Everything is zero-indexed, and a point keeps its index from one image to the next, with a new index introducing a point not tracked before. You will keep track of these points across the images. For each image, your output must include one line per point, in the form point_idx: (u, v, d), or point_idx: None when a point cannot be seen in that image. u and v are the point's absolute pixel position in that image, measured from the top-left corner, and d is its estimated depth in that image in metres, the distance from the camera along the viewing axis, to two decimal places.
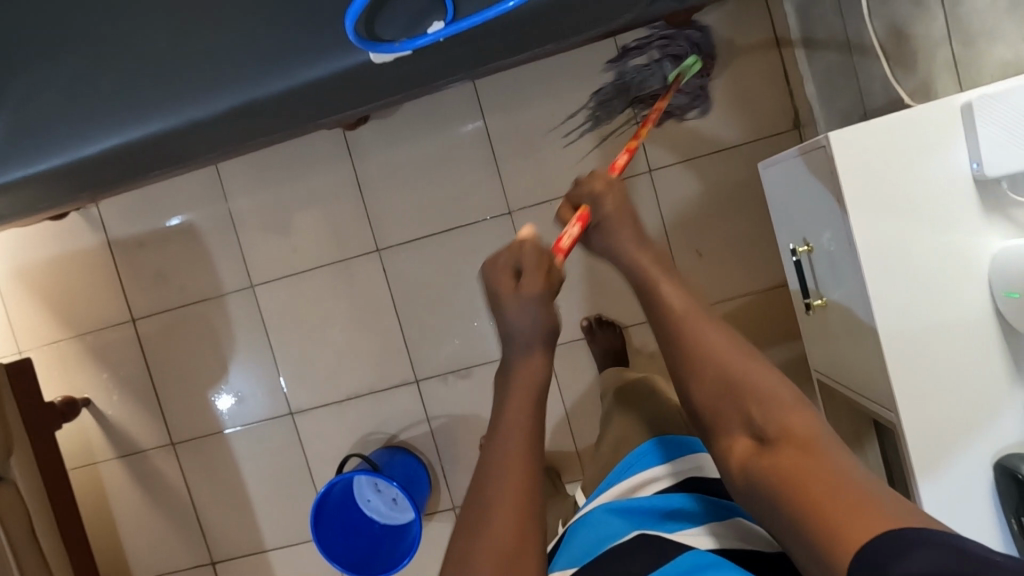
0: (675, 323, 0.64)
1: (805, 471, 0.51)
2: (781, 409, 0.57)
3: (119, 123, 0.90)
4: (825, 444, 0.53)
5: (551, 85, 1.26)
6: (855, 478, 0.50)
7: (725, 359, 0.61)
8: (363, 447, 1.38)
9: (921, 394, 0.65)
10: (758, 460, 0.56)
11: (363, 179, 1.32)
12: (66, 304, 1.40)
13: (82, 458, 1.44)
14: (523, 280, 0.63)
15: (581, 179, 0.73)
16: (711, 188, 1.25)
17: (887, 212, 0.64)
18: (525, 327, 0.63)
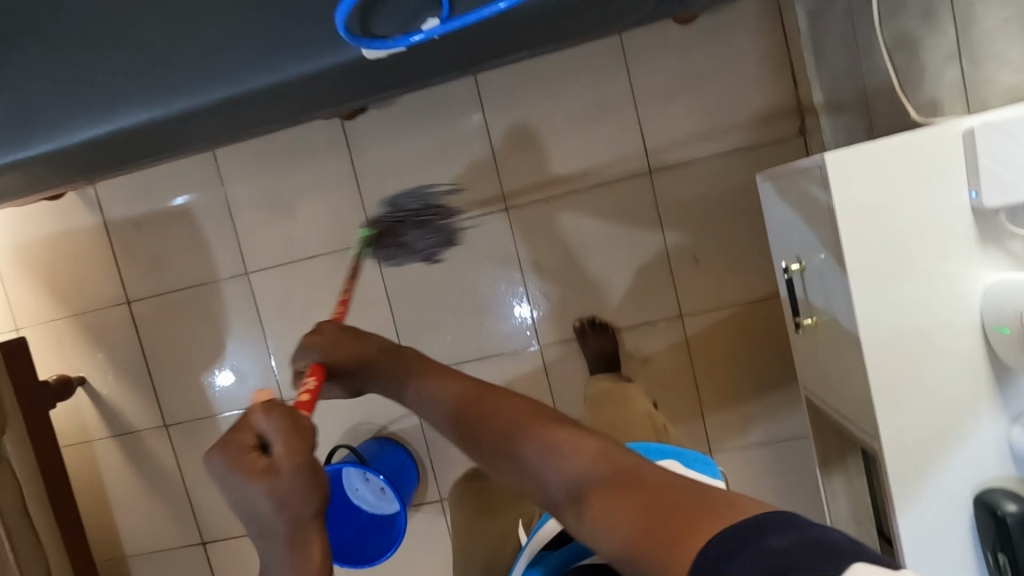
0: (459, 410, 0.59)
1: (639, 496, 0.45)
2: (586, 461, 0.50)
3: (110, 111, 0.89)
4: (639, 464, 0.48)
5: (553, 81, 1.24)
6: (676, 489, 0.45)
7: (516, 421, 0.55)
8: (352, 437, 1.39)
9: (904, 424, 0.64)
10: (576, 512, 0.49)
11: (360, 169, 1.31)
12: (62, 283, 1.40)
13: (77, 435, 1.46)
14: (277, 453, 0.51)
15: (308, 334, 0.74)
16: (711, 193, 1.23)
17: (880, 237, 0.62)
18: (287, 510, 0.50)
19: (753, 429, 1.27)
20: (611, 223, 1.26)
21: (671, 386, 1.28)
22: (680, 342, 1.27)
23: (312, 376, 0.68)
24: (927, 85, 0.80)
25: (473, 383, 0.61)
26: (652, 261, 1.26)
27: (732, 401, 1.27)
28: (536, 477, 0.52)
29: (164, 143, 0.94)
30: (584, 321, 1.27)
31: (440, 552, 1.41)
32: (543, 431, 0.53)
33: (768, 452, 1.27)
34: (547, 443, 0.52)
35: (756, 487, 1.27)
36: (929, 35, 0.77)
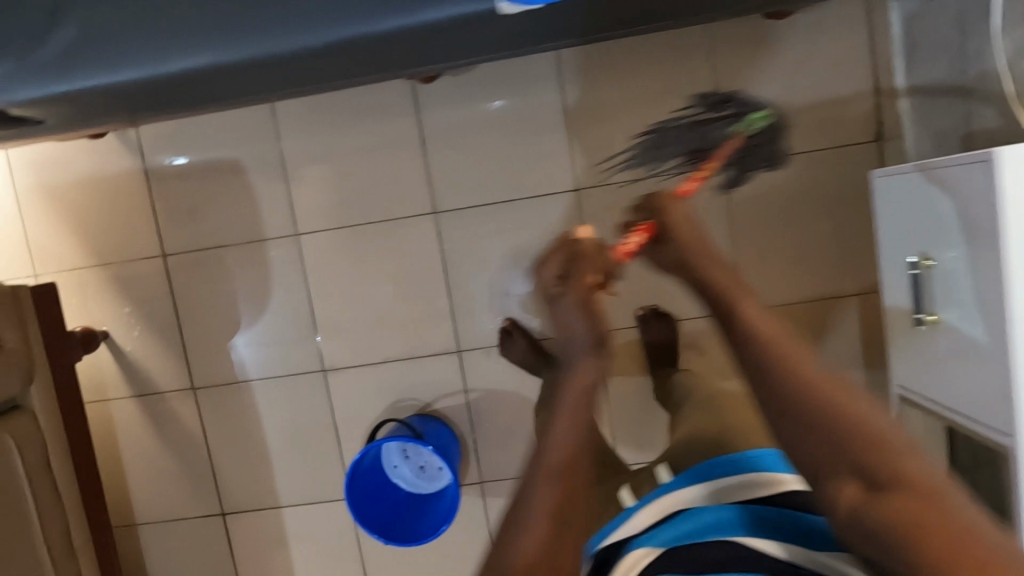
0: (756, 347, 0.64)
1: (927, 508, 0.48)
2: (874, 454, 0.53)
3: (218, 40, 0.83)
4: (936, 478, 0.51)
5: (637, 62, 1.22)
6: (963, 516, 0.47)
7: (821, 387, 0.58)
8: (395, 413, 1.35)
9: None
10: (857, 494, 0.53)
11: (428, 136, 1.26)
12: (92, 230, 1.32)
13: (94, 392, 1.37)
14: (570, 285, 0.76)
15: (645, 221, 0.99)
16: (785, 191, 1.23)
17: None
18: (574, 329, 0.72)
19: None
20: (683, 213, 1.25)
21: None
22: None
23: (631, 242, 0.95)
24: None
25: (776, 325, 0.67)
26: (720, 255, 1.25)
27: None
28: (805, 438, 0.57)
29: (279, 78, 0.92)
30: (647, 310, 1.26)
31: (476, 535, 1.38)
32: (828, 396, 0.57)
33: None
34: (829, 410, 0.56)
35: None
36: None
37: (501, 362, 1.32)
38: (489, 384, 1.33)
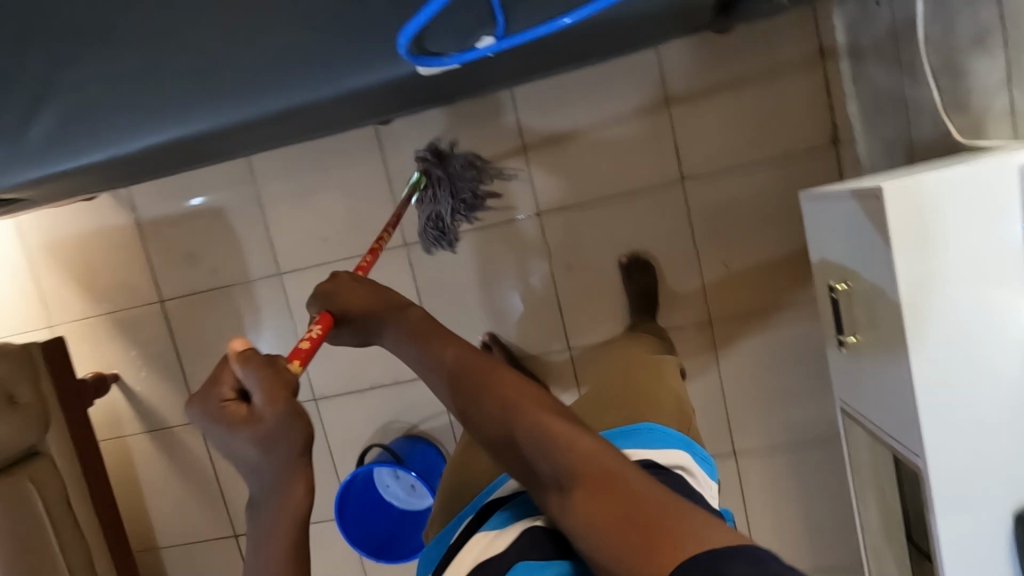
0: (497, 407, 0.60)
1: (613, 503, 0.51)
2: (569, 452, 0.55)
3: (168, 119, 0.88)
4: (625, 475, 0.53)
5: (587, 86, 1.24)
6: (664, 500, 0.50)
7: (553, 421, 0.58)
8: (384, 435, 1.42)
9: (949, 448, 0.66)
10: (558, 500, 0.55)
11: (393, 173, 1.32)
12: (96, 283, 1.42)
13: (110, 430, 1.49)
14: (258, 403, 0.56)
15: (321, 283, 0.78)
16: (742, 200, 1.24)
17: (934, 270, 0.64)
18: (273, 452, 0.56)
19: (778, 434, 1.30)
20: (641, 230, 1.28)
21: (700, 389, 1.31)
22: (709, 347, 1.29)
23: (318, 325, 0.73)
24: (976, 108, 0.81)
25: (528, 384, 0.62)
26: (682, 267, 1.28)
27: (761, 402, 1.30)
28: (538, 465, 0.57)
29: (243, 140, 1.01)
30: (631, 257, 1.27)
31: None
32: (552, 433, 0.57)
33: (791, 456, 1.30)
34: (568, 443, 0.56)
35: (776, 489, 1.32)
36: (981, 56, 0.78)
37: None
38: None
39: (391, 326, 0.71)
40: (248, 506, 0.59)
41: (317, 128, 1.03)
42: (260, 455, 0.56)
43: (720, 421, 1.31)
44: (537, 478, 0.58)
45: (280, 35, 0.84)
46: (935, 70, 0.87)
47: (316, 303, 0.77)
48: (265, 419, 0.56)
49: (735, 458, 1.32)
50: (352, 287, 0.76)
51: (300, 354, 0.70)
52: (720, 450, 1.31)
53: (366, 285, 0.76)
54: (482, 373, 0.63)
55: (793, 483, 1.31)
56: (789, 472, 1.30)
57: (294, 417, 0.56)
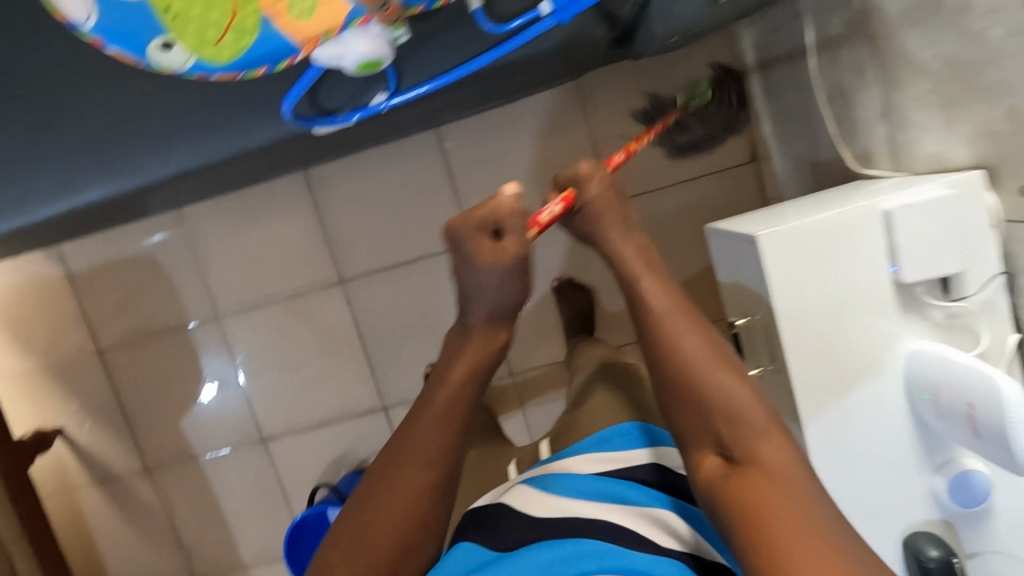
0: (678, 348, 0.61)
1: (766, 497, 0.52)
2: (753, 434, 0.56)
3: (46, 196, 0.82)
4: (791, 472, 0.53)
5: (510, 116, 1.25)
6: (807, 511, 0.51)
7: (733, 388, 0.58)
8: (336, 470, 1.42)
9: (839, 480, 0.69)
10: (717, 467, 0.57)
11: (325, 211, 1.32)
12: (31, 338, 1.40)
13: (59, 484, 1.47)
14: (510, 239, 0.65)
15: (570, 167, 0.72)
16: (669, 220, 1.26)
17: (812, 312, 0.66)
18: (504, 292, 0.66)
19: None
20: (574, 254, 1.28)
21: None
22: None
23: (561, 202, 0.69)
24: (862, 138, 0.83)
25: (712, 338, 0.61)
26: (616, 288, 1.29)
27: None
28: (708, 433, 0.58)
29: (139, 204, 0.95)
30: (564, 280, 1.28)
31: None
32: (733, 400, 0.57)
33: None
34: (743, 411, 0.57)
35: None
36: (861, 89, 0.80)
37: None
38: None
39: (605, 232, 0.69)
40: (402, 419, 0.66)
41: (216, 185, 0.98)
42: (495, 285, 0.65)
43: None
44: (697, 440, 0.59)
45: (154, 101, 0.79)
46: (827, 99, 0.89)
47: (562, 182, 0.73)
48: (504, 257, 0.65)
49: None
50: (603, 186, 0.70)
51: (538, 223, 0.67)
52: None
53: (612, 190, 0.70)
54: (664, 315, 0.62)
55: None
56: None
57: (504, 273, 0.65)
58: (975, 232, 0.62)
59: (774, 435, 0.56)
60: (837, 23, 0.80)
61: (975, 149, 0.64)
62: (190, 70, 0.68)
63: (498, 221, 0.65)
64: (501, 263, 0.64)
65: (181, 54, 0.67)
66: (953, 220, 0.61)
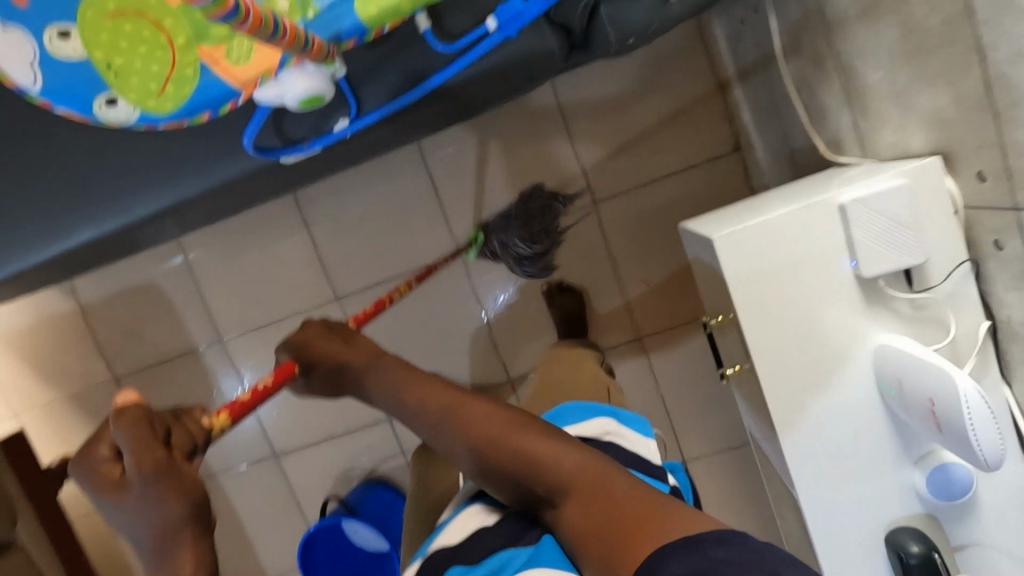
0: (468, 432, 0.62)
1: (595, 501, 0.54)
2: (555, 465, 0.57)
3: (38, 241, 0.87)
4: (607, 475, 0.56)
5: (487, 124, 1.25)
6: (633, 493, 0.53)
7: (522, 437, 0.60)
8: (346, 481, 1.46)
9: (817, 478, 0.68)
10: (551, 511, 0.58)
11: (315, 231, 1.35)
12: (51, 370, 1.47)
13: (87, 507, 1.54)
14: (128, 464, 0.52)
15: (292, 332, 0.76)
16: (654, 217, 1.25)
17: (777, 312, 0.65)
18: (155, 518, 0.51)
19: (724, 439, 1.32)
20: (562, 257, 1.28)
21: (641, 404, 1.32)
22: (644, 362, 1.31)
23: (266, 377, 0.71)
24: (829, 125, 0.81)
25: (496, 408, 0.63)
26: (606, 288, 1.29)
27: (702, 410, 1.31)
28: (526, 489, 0.59)
29: (128, 241, 0.99)
30: (552, 283, 1.28)
31: None
32: (545, 455, 0.58)
33: (739, 458, 1.32)
34: (554, 459, 0.58)
35: (730, 490, 1.33)
36: (823, 77, 0.78)
37: None
38: None
39: (381, 370, 0.70)
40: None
41: (200, 220, 1.01)
42: (133, 521, 0.53)
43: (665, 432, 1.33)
44: (533, 495, 0.59)
45: (130, 144, 0.83)
46: (795, 87, 0.87)
47: (288, 348, 0.75)
48: (136, 474, 0.52)
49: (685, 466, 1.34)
50: (322, 337, 0.75)
51: (230, 408, 0.67)
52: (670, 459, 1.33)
53: (331, 333, 0.75)
54: (456, 410, 0.64)
55: (745, 483, 1.33)
56: (739, 473, 1.32)
57: (180, 506, 0.52)
58: (933, 221, 0.61)
59: (582, 450, 0.59)
60: (794, 11, 0.78)
61: (931, 134, 0.62)
62: (140, 122, 0.71)
63: (178, 442, 0.56)
64: (136, 481, 0.51)
65: (126, 108, 0.70)
66: (912, 210, 0.60)
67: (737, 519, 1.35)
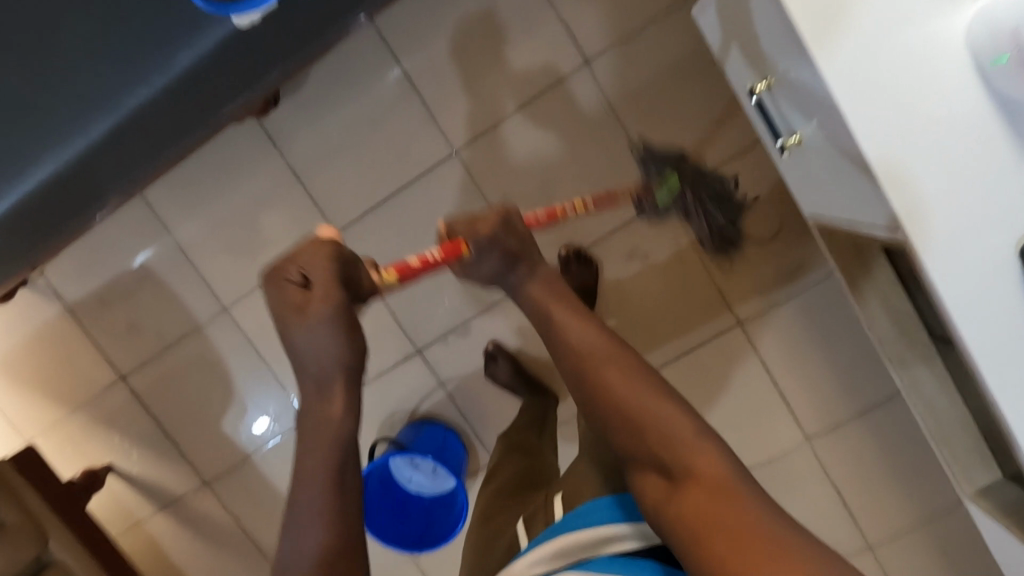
0: (582, 357, 0.63)
1: (714, 505, 0.53)
2: (688, 450, 0.56)
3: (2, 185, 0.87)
4: (737, 483, 0.54)
5: (454, 5, 1.16)
6: (760, 534, 0.50)
7: (658, 408, 0.58)
8: (389, 429, 1.37)
9: (930, 239, 0.59)
10: (660, 490, 0.57)
11: (298, 167, 1.25)
12: (50, 383, 1.36)
13: (124, 520, 1.44)
14: (314, 292, 0.66)
15: (494, 214, 0.72)
16: (653, 63, 1.16)
17: (852, 31, 0.57)
18: (328, 347, 0.64)
19: (775, 290, 1.23)
20: (565, 132, 1.20)
21: (680, 268, 1.24)
22: (676, 225, 1.22)
23: (438, 251, 0.72)
24: None
25: (623, 351, 0.62)
26: (618, 152, 1.20)
27: (744, 262, 1.22)
28: (636, 453, 0.59)
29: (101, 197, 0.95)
30: (580, 168, 1.21)
31: None
32: (669, 421, 0.58)
33: (795, 306, 1.23)
34: (669, 428, 0.57)
35: (794, 343, 1.24)
36: None
37: (461, 347, 1.31)
38: (460, 371, 1.33)
39: (521, 277, 0.71)
40: (296, 462, 0.61)
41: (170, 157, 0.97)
42: (308, 344, 0.65)
43: (709, 296, 1.25)
44: (638, 454, 0.59)
45: (72, 64, 0.83)
46: None
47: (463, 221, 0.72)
48: (314, 305, 0.65)
49: (741, 327, 1.25)
50: (508, 235, 0.70)
51: (402, 269, 0.73)
52: (722, 323, 1.25)
53: (508, 229, 0.71)
54: (562, 331, 0.65)
55: (808, 331, 1.24)
56: (799, 320, 1.23)
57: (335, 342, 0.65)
58: None
59: (704, 443, 0.57)
60: None
61: None
62: None
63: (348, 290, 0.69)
64: (316, 317, 0.64)
65: None
66: None
67: (807, 373, 1.26)
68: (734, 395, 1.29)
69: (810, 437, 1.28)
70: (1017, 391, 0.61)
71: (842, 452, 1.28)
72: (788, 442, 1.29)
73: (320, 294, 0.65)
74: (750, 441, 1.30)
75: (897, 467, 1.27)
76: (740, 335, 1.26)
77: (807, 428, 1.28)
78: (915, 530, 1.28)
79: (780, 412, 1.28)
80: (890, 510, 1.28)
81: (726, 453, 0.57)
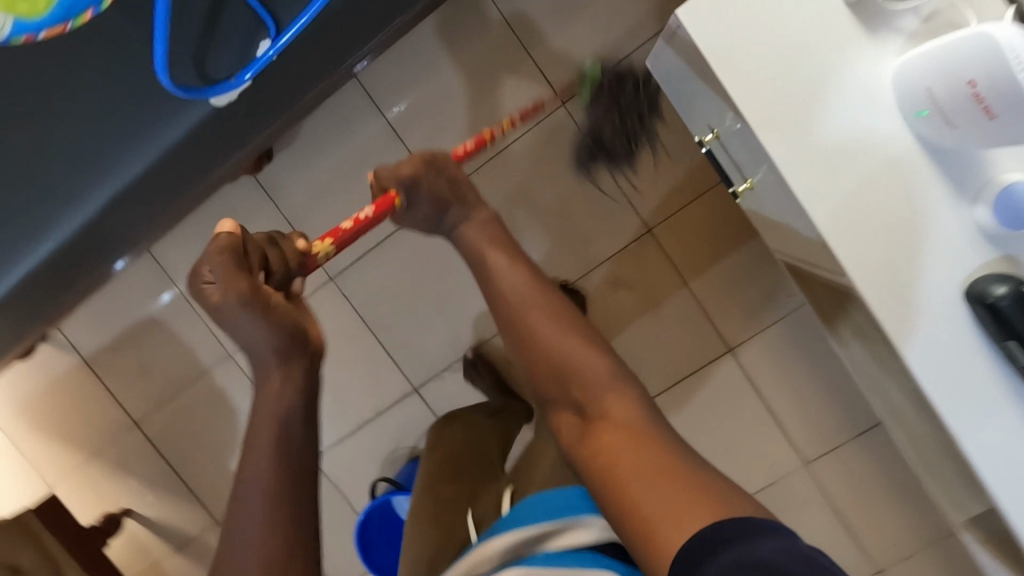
0: (513, 305, 0.66)
1: (629, 443, 0.58)
2: (602, 391, 0.62)
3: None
4: (647, 426, 0.60)
5: (432, 57, 1.22)
6: (665, 467, 0.56)
7: (578, 356, 0.63)
8: (390, 465, 1.40)
9: (865, 252, 0.61)
10: (576, 426, 0.63)
11: (293, 216, 1.31)
12: (69, 431, 1.43)
13: (142, 561, 1.49)
14: (224, 287, 0.62)
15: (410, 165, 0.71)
16: (627, 101, 1.19)
17: (780, 86, 0.60)
18: (264, 332, 0.63)
19: (762, 316, 1.23)
20: (545, 171, 1.24)
21: (666, 297, 1.25)
22: (659, 254, 1.24)
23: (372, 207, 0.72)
24: None
25: (548, 299, 0.67)
26: (598, 188, 1.23)
27: (730, 289, 1.23)
28: (550, 388, 0.64)
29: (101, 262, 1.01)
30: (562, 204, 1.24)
31: None
32: (586, 362, 0.63)
33: (784, 330, 1.23)
34: (585, 369, 0.63)
35: (785, 367, 1.24)
36: None
37: (456, 382, 1.34)
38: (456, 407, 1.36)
39: (461, 228, 0.71)
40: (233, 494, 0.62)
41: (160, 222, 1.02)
42: (243, 331, 0.63)
43: (696, 323, 1.25)
44: (557, 396, 0.64)
45: (65, 148, 0.89)
46: None
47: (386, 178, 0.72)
48: (231, 292, 0.62)
49: (731, 353, 1.25)
50: (434, 177, 0.71)
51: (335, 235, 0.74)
52: (712, 350, 1.26)
53: (436, 172, 0.71)
54: (501, 285, 0.67)
55: (798, 353, 1.23)
56: (789, 344, 1.23)
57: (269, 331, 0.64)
58: None
59: (620, 389, 0.62)
60: None
61: None
62: None
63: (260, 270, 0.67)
64: (231, 302, 0.62)
65: None
66: None
67: (800, 397, 1.25)
68: (730, 420, 1.28)
69: (808, 460, 1.27)
70: (951, 392, 0.61)
71: (844, 475, 1.26)
72: (787, 466, 1.28)
73: (227, 283, 0.62)
74: (749, 467, 1.29)
75: (901, 489, 1.25)
76: (730, 360, 1.26)
77: (806, 452, 1.27)
78: (925, 552, 1.25)
79: (777, 436, 1.27)
80: (897, 533, 1.26)
81: (636, 399, 0.63)
